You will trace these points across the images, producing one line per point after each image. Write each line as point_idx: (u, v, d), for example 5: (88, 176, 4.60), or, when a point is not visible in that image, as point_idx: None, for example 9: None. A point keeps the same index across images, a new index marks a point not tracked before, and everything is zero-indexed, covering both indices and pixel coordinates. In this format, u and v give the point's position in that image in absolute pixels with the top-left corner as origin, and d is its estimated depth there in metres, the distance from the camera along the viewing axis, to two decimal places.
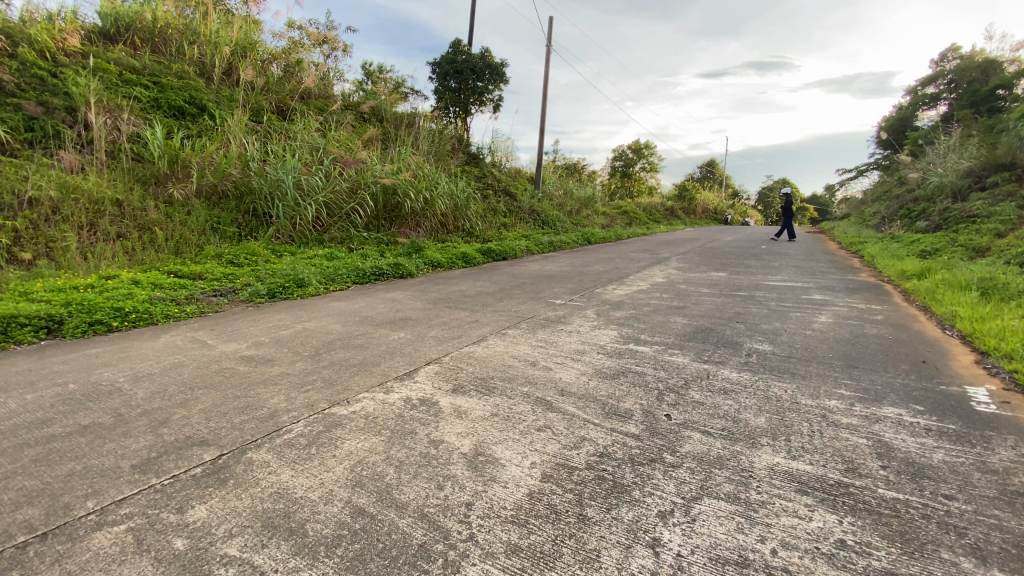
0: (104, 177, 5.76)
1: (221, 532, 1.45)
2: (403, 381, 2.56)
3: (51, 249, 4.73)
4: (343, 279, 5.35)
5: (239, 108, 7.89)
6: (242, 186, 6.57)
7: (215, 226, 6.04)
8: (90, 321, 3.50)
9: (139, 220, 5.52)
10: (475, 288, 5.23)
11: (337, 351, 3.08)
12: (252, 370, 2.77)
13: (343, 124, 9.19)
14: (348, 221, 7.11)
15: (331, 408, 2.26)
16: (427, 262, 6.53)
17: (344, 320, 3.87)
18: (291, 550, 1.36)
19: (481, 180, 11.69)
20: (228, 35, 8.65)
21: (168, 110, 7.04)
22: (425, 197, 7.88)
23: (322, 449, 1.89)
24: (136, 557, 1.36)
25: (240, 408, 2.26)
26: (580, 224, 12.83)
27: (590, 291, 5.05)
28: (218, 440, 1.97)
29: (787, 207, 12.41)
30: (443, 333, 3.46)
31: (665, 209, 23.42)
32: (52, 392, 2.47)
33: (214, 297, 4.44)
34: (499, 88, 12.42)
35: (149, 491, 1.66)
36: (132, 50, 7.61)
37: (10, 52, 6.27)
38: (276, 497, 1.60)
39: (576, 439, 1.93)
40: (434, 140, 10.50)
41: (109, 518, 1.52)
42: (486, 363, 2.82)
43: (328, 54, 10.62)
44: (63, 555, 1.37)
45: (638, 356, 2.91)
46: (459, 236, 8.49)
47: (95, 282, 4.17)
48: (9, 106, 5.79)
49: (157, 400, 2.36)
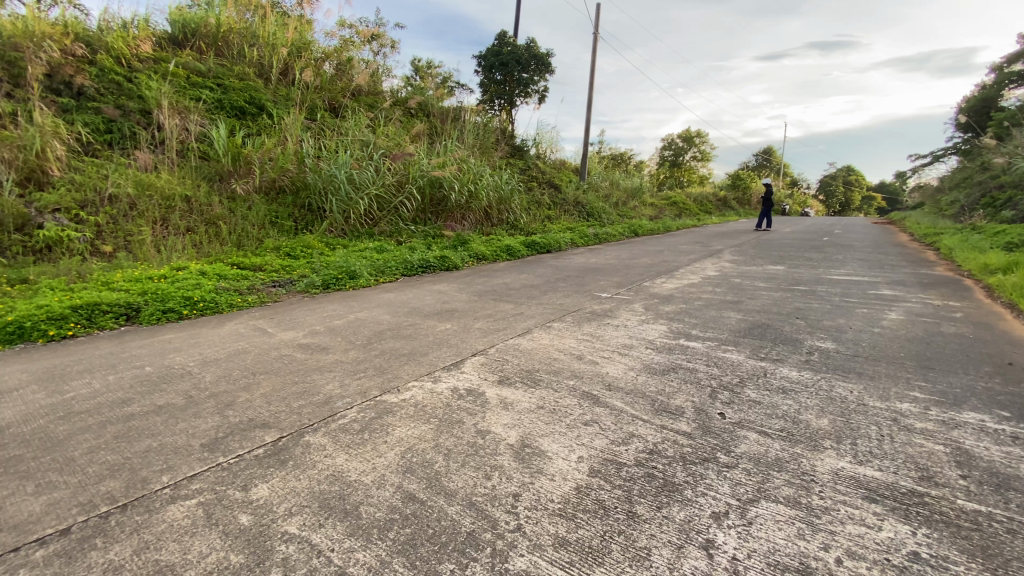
0: (176, 175, 6.18)
1: (281, 510, 1.53)
2: (450, 371, 2.60)
3: (129, 242, 5.16)
4: (392, 271, 5.50)
5: (294, 106, 8.22)
6: (298, 181, 6.84)
7: (274, 219, 6.35)
8: (163, 309, 3.78)
9: (206, 215, 5.90)
10: (520, 280, 5.24)
11: (387, 341, 3.17)
12: (309, 357, 2.90)
13: (392, 119, 9.40)
14: (397, 214, 7.26)
15: (382, 395, 2.33)
16: (472, 255, 6.59)
17: (392, 310, 3.98)
18: (347, 531, 1.42)
19: (526, 172, 11.65)
20: (286, 36, 8.97)
21: (231, 110, 7.45)
22: (470, 189, 7.96)
23: (375, 435, 1.95)
24: (206, 529, 1.46)
25: (299, 393, 2.38)
26: (627, 215, 12.57)
27: (638, 284, 4.94)
28: (278, 423, 2.08)
29: (767, 197, 11.69)
30: (488, 324, 3.49)
31: (716, 200, 22.60)
32: (132, 373, 2.69)
33: (273, 288, 4.67)
34: (545, 78, 12.27)
35: (217, 468, 1.77)
36: (198, 54, 8.09)
37: (91, 59, 6.80)
38: (332, 479, 1.67)
39: (624, 435, 1.90)
40: (480, 133, 10.60)
41: (182, 492, 1.64)
42: (531, 355, 2.82)
43: (378, 50, 10.84)
44: (140, 524, 1.49)
45: (689, 351, 2.82)
46: (504, 229, 8.52)
47: (167, 272, 4.49)
48: (91, 111, 6.32)
49: (224, 383, 2.52)
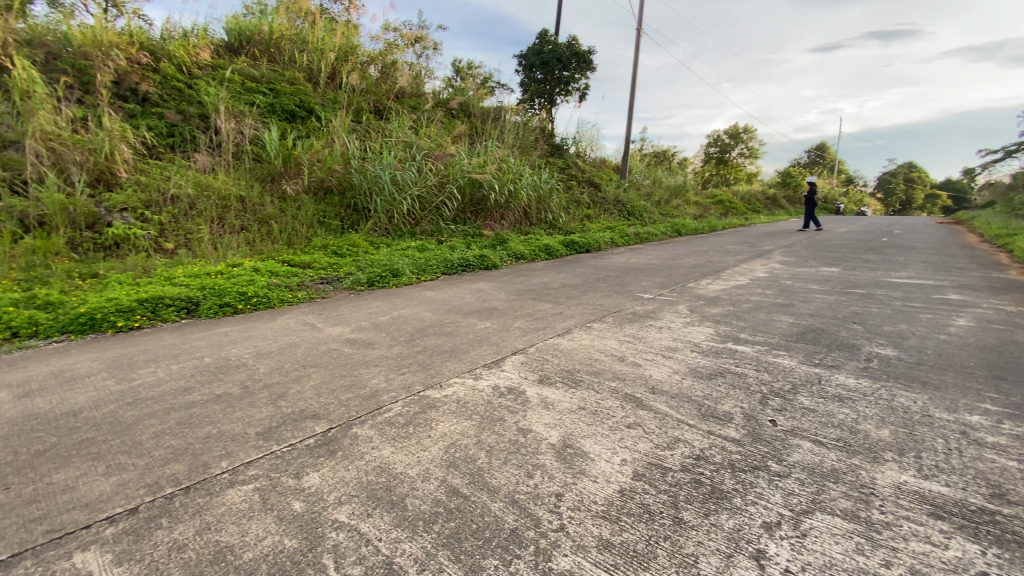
0: (232, 176, 6.51)
1: (331, 499, 1.59)
2: (491, 369, 2.62)
3: (189, 240, 5.47)
4: (433, 269, 5.60)
5: (341, 109, 8.49)
6: (344, 182, 7.06)
7: (322, 219, 6.58)
8: (220, 303, 4.00)
9: (259, 214, 6.18)
10: (560, 280, 5.22)
11: (429, 337, 3.24)
12: (355, 352, 2.99)
13: (434, 120, 9.56)
14: (438, 213, 7.37)
15: (426, 390, 2.38)
16: (511, 254, 6.62)
17: (434, 308, 4.05)
18: (393, 522, 1.46)
19: (566, 171, 11.58)
20: (333, 41, 9.26)
21: (282, 113, 7.77)
22: (510, 189, 8.00)
23: (419, 429, 1.99)
24: (262, 514, 1.54)
25: (346, 386, 2.46)
26: (669, 214, 12.30)
27: (681, 285, 4.83)
28: (327, 415, 2.16)
29: (811, 197, 11.06)
30: (529, 323, 3.50)
31: (764, 198, 21.76)
32: (193, 363, 2.86)
33: (320, 284, 4.85)
34: (586, 76, 12.15)
35: (271, 455, 1.86)
36: (252, 60, 8.49)
37: (156, 67, 7.25)
38: (379, 471, 1.72)
39: (670, 439, 1.86)
40: (519, 132, 10.66)
41: (240, 478, 1.73)
42: (573, 355, 2.80)
43: (421, 53, 11.01)
44: (202, 506, 1.58)
45: (737, 355, 2.73)
46: (543, 228, 8.51)
47: (223, 269, 4.74)
48: (156, 116, 6.74)
49: (277, 375, 2.64)
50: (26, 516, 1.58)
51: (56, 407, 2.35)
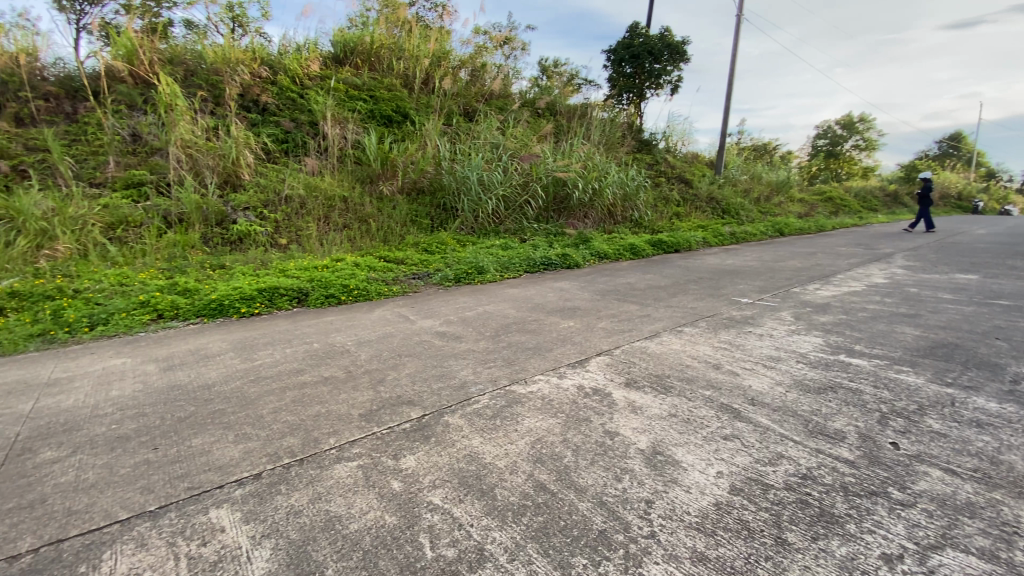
0: (336, 178, 7.07)
1: (426, 481, 1.69)
2: (577, 368, 2.62)
3: (299, 237, 6.04)
4: (517, 267, 5.69)
5: (433, 113, 8.88)
6: (435, 182, 7.39)
7: (414, 218, 6.94)
8: (325, 294, 4.38)
9: (359, 213, 6.66)
10: (647, 281, 5.08)
11: (514, 334, 3.31)
12: (445, 344, 3.14)
13: (520, 121, 9.69)
14: (522, 212, 7.47)
15: (512, 385, 2.44)
16: (596, 253, 6.54)
17: (518, 305, 4.12)
18: (484, 510, 1.52)
19: (654, 167, 11.20)
20: (427, 47, 9.70)
21: (380, 119, 8.31)
22: (595, 187, 7.90)
23: (506, 422, 2.05)
24: (365, 489, 1.67)
25: (437, 375, 2.59)
26: (769, 212, 11.44)
27: (783, 290, 4.49)
28: (421, 402, 2.29)
29: (924, 196, 9.79)
30: (614, 324, 3.45)
31: (883, 195, 19.49)
32: (303, 348, 3.16)
33: (413, 279, 5.13)
34: (678, 68, 11.63)
35: (372, 436, 2.01)
36: (355, 70, 9.14)
37: (274, 80, 8.05)
38: (469, 459, 1.80)
39: (772, 455, 1.75)
40: (605, 129, 10.52)
41: (345, 455, 1.89)
42: (661, 359, 2.72)
43: (509, 54, 11.16)
44: (314, 478, 1.76)
45: (850, 369, 2.49)
46: (628, 227, 8.30)
47: (328, 263, 5.17)
48: (273, 125, 7.52)
49: (375, 362, 2.85)
50: (174, 471, 1.85)
51: (194, 381, 2.72)
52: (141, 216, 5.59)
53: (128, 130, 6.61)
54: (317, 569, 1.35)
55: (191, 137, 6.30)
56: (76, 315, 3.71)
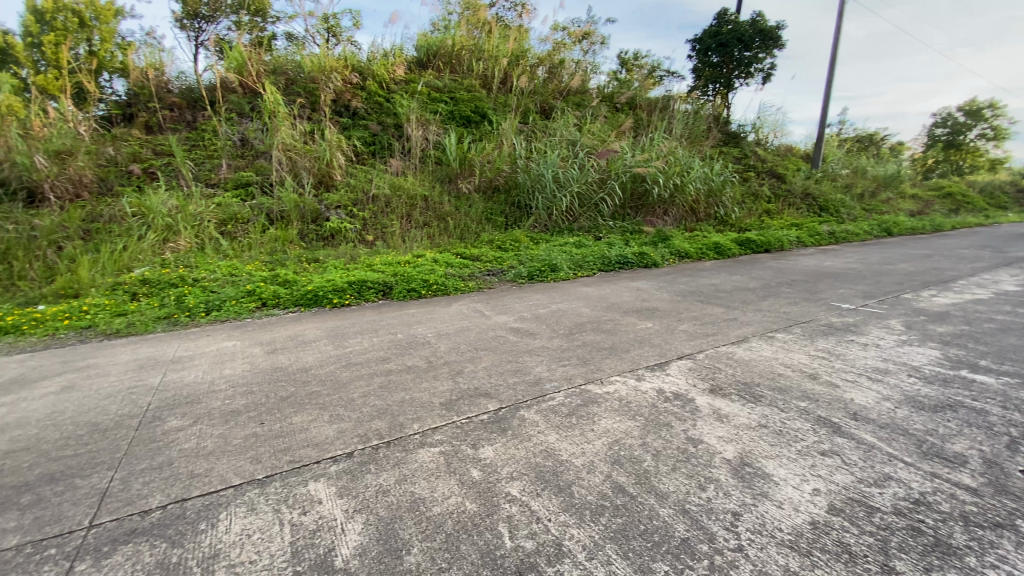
0: (418, 178, 7.39)
1: (505, 473, 1.73)
2: (656, 371, 2.55)
3: (384, 233, 6.39)
4: (592, 265, 5.63)
5: (510, 112, 8.99)
6: (511, 181, 7.49)
7: (490, 216, 7.08)
8: (407, 288, 4.60)
9: (438, 211, 6.92)
10: (731, 282, 4.81)
11: (589, 333, 3.29)
12: (520, 340, 3.18)
13: (598, 116, 9.54)
14: (598, 210, 7.37)
15: (588, 384, 2.43)
16: (675, 252, 6.31)
17: (593, 304, 4.08)
18: (561, 506, 1.54)
19: (741, 161, 10.56)
20: (506, 47, 9.83)
21: (459, 119, 8.56)
22: (676, 183, 7.61)
23: (583, 421, 2.05)
24: (447, 475, 1.75)
25: (513, 370, 2.64)
26: (874, 210, 10.38)
27: (890, 295, 4.07)
28: (498, 395, 2.34)
29: None
30: (696, 327, 3.32)
31: (1018, 190, 16.96)
32: (387, 338, 3.35)
33: (488, 276, 5.25)
34: (771, 55, 10.85)
35: (452, 425, 2.10)
36: (437, 72, 9.47)
37: (363, 85, 8.54)
38: (546, 455, 1.82)
39: (878, 475, 1.60)
40: (689, 122, 10.07)
41: (428, 441, 1.98)
42: (748, 366, 2.58)
43: (588, 49, 11.01)
44: (400, 460, 1.86)
45: (974, 387, 2.22)
46: (711, 224, 7.91)
47: (409, 259, 5.42)
48: (362, 128, 8.02)
49: (454, 354, 2.96)
50: (277, 445, 2.04)
51: (293, 364, 2.98)
52: (248, 213, 6.19)
53: (238, 136, 7.34)
54: (403, 547, 1.43)
55: (291, 141, 6.87)
56: (195, 301, 4.20)
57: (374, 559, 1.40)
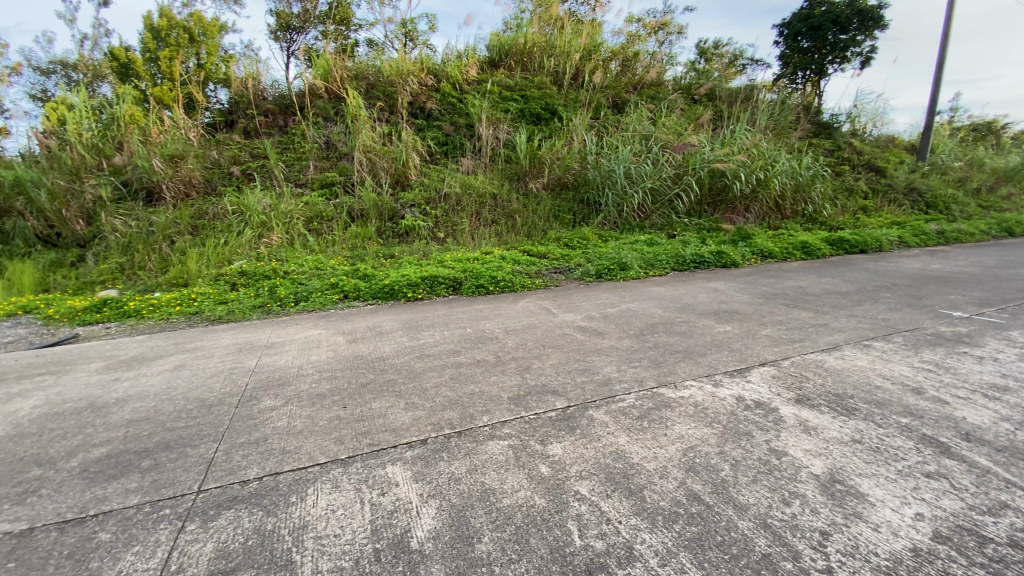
0: (487, 176, 7.53)
1: (574, 471, 1.73)
2: (734, 377, 2.43)
3: (454, 231, 6.58)
4: (664, 264, 5.44)
5: (581, 108, 8.90)
6: (580, 177, 7.41)
7: (557, 213, 7.07)
8: (476, 283, 4.71)
9: (507, 209, 7.01)
10: (820, 285, 4.46)
11: (660, 334, 3.19)
12: (588, 339, 3.16)
13: (673, 109, 9.19)
14: (671, 207, 7.11)
15: (659, 387, 2.36)
16: (756, 251, 5.95)
17: (665, 304, 3.95)
18: (632, 509, 1.51)
19: (833, 154, 9.73)
20: (578, 42, 9.73)
21: (530, 117, 8.61)
22: (759, 177, 7.16)
23: (655, 425, 2.00)
24: (517, 468, 1.78)
25: (581, 369, 2.63)
26: (994, 206, 9.19)
27: (1015, 304, 3.59)
28: (566, 393, 2.34)
29: None
30: (779, 332, 3.12)
31: None
32: (457, 332, 3.46)
33: (555, 273, 5.25)
34: (871, 36, 9.90)
35: (521, 420, 2.13)
36: (509, 71, 9.57)
37: (438, 87, 8.81)
38: (616, 456, 1.80)
39: (994, 503, 1.44)
40: (774, 113, 9.43)
41: (497, 433, 2.03)
42: (839, 376, 2.39)
43: (664, 40, 10.63)
44: (471, 450, 1.92)
45: None
46: (798, 222, 7.37)
47: (478, 255, 5.54)
48: (436, 128, 8.31)
49: (522, 350, 2.99)
50: (358, 428, 2.18)
51: (371, 353, 3.16)
52: (332, 212, 6.61)
53: (323, 139, 7.85)
54: (475, 535, 1.48)
55: (371, 143, 7.23)
56: (285, 292, 4.57)
57: (446, 544, 1.46)
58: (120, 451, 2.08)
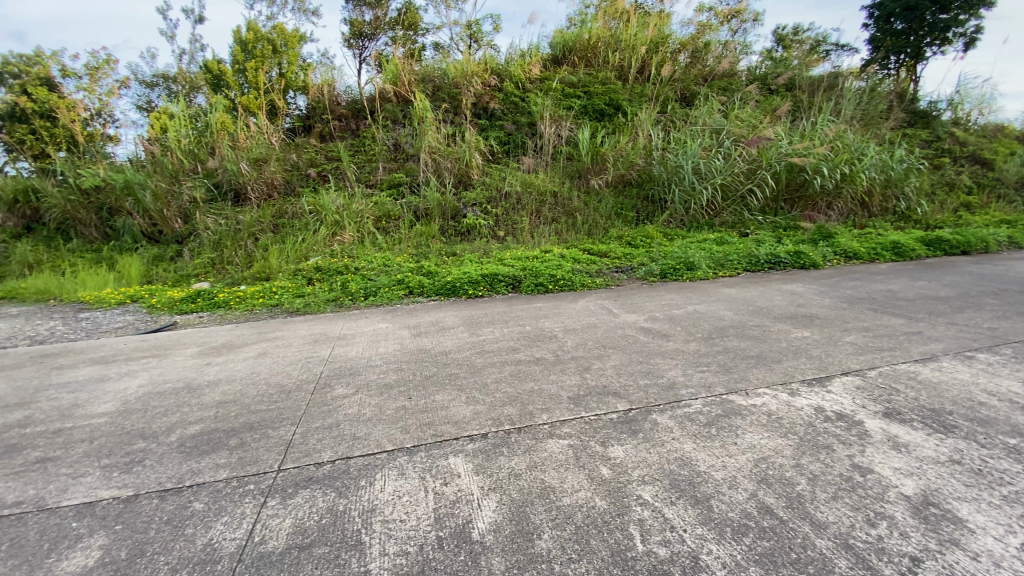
0: (549, 175, 7.52)
1: (636, 475, 1.70)
2: (812, 387, 2.27)
3: (514, 229, 6.64)
4: (735, 265, 5.18)
5: (647, 102, 8.66)
6: (644, 174, 7.21)
7: (620, 211, 6.93)
8: (536, 282, 4.72)
9: (567, 207, 6.97)
10: (914, 289, 4.07)
11: (730, 338, 3.04)
12: (652, 341, 3.07)
13: (747, 101, 8.71)
14: (743, 204, 6.76)
15: (729, 394, 2.25)
16: (838, 251, 5.52)
17: (735, 307, 3.76)
18: (699, 519, 1.46)
19: (931, 146, 8.82)
20: (645, 35, 9.47)
21: (593, 113, 8.50)
22: (843, 172, 6.64)
23: (723, 433, 1.91)
24: (577, 469, 1.77)
25: (644, 372, 2.57)
26: None
27: None
28: (628, 395, 2.30)
29: None
30: (865, 340, 2.87)
31: None
32: (517, 329, 3.48)
33: (616, 272, 5.15)
34: (977, 16, 8.86)
35: (582, 420, 2.11)
36: (572, 68, 9.48)
37: (501, 87, 8.91)
38: (681, 463, 1.74)
39: None
40: (861, 101, 8.70)
41: (557, 432, 2.03)
42: (936, 390, 2.17)
43: (738, 28, 10.10)
44: (531, 447, 1.93)
45: None
46: (887, 220, 6.76)
47: (538, 254, 5.54)
48: (498, 128, 8.41)
49: (582, 350, 2.96)
50: (423, 419, 2.26)
51: (434, 347, 3.26)
52: (398, 211, 6.88)
53: (391, 140, 8.17)
54: (535, 531, 1.49)
55: (436, 144, 7.43)
56: (355, 287, 4.81)
57: (507, 538, 1.48)
58: (211, 430, 2.28)
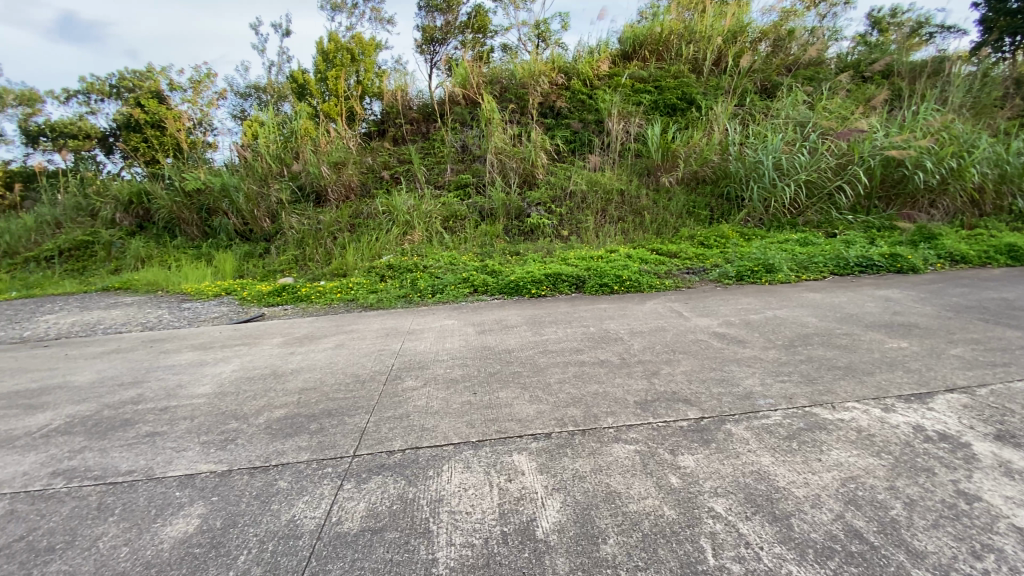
0: (615, 173, 7.38)
1: (708, 486, 1.63)
2: (910, 403, 2.07)
3: (579, 228, 6.58)
4: (819, 267, 4.82)
5: (723, 95, 8.25)
6: (719, 171, 6.86)
7: (691, 209, 6.66)
8: (601, 282, 4.65)
9: (635, 206, 6.81)
10: None
11: (814, 347, 2.83)
12: (726, 347, 2.93)
13: (836, 91, 8.05)
14: (830, 202, 6.26)
15: (812, 407, 2.10)
16: (942, 254, 4.98)
17: (819, 314, 3.49)
18: (777, 537, 1.38)
19: None
20: (722, 25, 9.04)
21: (664, 109, 8.22)
22: (950, 165, 5.97)
23: (806, 448, 1.79)
24: (644, 475, 1.73)
25: (718, 379, 2.45)
26: None
27: None
28: (699, 403, 2.21)
29: None
30: (976, 354, 2.57)
31: None
32: (582, 330, 3.45)
33: (686, 274, 4.95)
34: None
35: (649, 426, 2.06)
36: (642, 63, 9.23)
37: (568, 86, 8.85)
38: (758, 477, 1.65)
39: None
40: (974, 87, 7.78)
41: (623, 437, 2.00)
42: None
43: (826, 13, 9.39)
44: (596, 450, 1.92)
45: None
46: (1004, 220, 5.99)
47: (604, 254, 5.46)
48: (565, 127, 8.36)
49: (650, 354, 2.89)
50: (488, 415, 2.30)
51: (498, 345, 3.31)
52: (465, 211, 7.04)
53: (460, 142, 8.38)
54: (600, 535, 1.48)
55: (503, 145, 7.52)
56: (424, 285, 5.00)
57: (571, 539, 1.48)
58: (294, 414, 2.47)
